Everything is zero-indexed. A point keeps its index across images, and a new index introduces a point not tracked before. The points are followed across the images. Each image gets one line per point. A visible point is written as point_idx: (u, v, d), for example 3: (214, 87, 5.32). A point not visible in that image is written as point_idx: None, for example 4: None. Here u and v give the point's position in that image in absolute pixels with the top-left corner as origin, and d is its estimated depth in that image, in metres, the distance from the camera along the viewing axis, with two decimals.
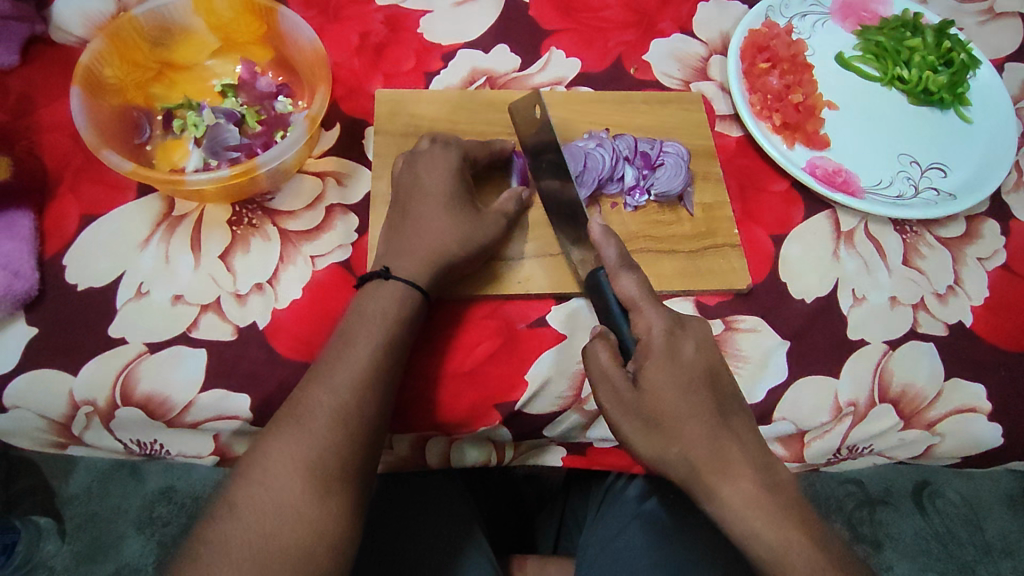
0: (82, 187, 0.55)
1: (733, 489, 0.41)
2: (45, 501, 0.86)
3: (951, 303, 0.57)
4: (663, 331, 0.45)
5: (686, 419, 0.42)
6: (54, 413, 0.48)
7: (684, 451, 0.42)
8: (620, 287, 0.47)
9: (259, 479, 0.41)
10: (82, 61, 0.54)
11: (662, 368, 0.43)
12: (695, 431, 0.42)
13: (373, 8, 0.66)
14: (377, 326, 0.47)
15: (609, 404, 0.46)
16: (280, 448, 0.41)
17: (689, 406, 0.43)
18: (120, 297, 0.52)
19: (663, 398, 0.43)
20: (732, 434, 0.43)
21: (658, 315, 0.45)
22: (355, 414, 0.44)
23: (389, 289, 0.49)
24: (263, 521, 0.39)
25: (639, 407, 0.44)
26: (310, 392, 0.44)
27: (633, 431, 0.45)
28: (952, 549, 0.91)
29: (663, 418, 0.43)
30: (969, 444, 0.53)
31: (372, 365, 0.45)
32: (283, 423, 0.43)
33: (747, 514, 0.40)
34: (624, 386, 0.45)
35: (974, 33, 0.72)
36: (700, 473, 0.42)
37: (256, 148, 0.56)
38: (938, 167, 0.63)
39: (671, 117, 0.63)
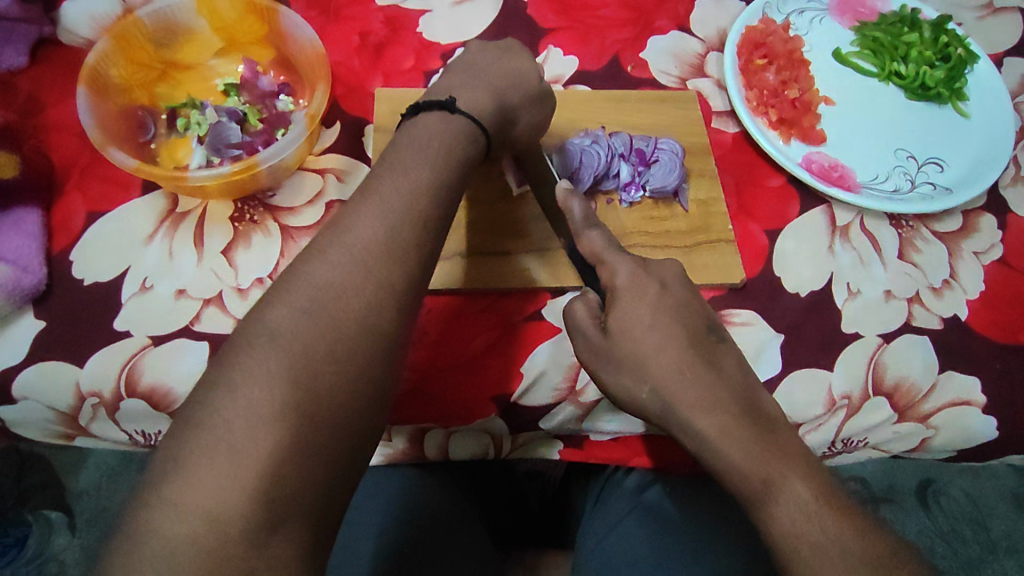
0: (89, 184, 0.57)
1: (708, 418, 0.40)
2: (55, 496, 0.88)
3: (946, 297, 0.57)
4: (627, 275, 0.46)
5: (653, 355, 0.42)
6: (61, 404, 0.50)
7: (657, 388, 0.42)
8: (587, 243, 0.48)
9: (239, 395, 0.33)
10: (88, 61, 0.56)
11: (627, 310, 0.44)
12: (666, 366, 0.42)
13: (373, 8, 0.67)
14: (375, 222, 0.39)
15: (587, 354, 0.47)
16: (264, 359, 0.34)
17: (657, 343, 0.43)
18: (125, 292, 0.53)
19: (629, 338, 0.44)
20: (708, 366, 0.42)
21: (622, 261, 0.46)
22: (350, 322, 0.36)
23: (383, 190, 0.41)
24: (244, 449, 0.32)
25: (611, 354, 0.45)
26: (296, 296, 0.36)
27: (609, 376, 0.46)
28: (955, 546, 0.91)
29: (633, 357, 0.43)
30: (963, 437, 0.54)
31: (370, 265, 0.38)
32: (263, 330, 0.35)
33: (726, 445, 0.39)
34: (595, 333, 0.46)
35: (973, 28, 0.72)
36: (674, 406, 0.41)
37: (257, 145, 0.58)
38: (935, 162, 0.63)
39: (666, 114, 0.64)
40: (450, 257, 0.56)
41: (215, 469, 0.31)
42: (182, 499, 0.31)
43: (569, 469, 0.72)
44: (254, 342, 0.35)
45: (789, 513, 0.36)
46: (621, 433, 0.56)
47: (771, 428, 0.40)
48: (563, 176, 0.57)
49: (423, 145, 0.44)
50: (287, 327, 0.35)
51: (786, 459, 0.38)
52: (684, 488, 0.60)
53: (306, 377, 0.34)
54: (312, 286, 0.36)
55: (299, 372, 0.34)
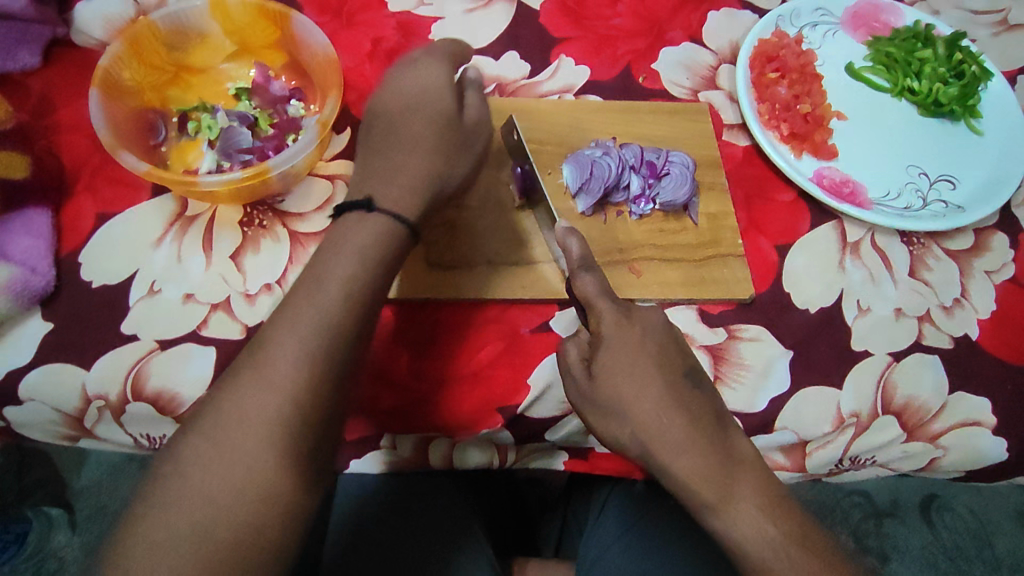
0: (98, 186, 0.57)
1: (681, 463, 0.41)
2: (57, 493, 0.88)
3: (957, 316, 0.57)
4: (613, 323, 0.46)
5: (634, 399, 0.43)
6: (67, 407, 0.50)
7: (636, 432, 0.43)
8: (579, 287, 0.47)
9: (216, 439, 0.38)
10: (101, 64, 0.56)
11: (613, 357, 0.45)
12: (644, 413, 0.43)
13: (386, 14, 0.67)
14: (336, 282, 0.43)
15: (574, 396, 0.47)
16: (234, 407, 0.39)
17: (636, 383, 0.43)
18: (133, 295, 0.53)
19: (612, 383, 0.44)
20: (684, 412, 0.43)
21: (609, 307, 0.46)
22: (301, 380, 0.40)
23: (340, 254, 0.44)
24: (215, 483, 0.38)
25: (596, 398, 0.45)
26: (257, 350, 0.41)
27: (595, 419, 0.46)
28: (957, 562, 0.91)
29: (614, 403, 0.44)
30: (972, 458, 0.53)
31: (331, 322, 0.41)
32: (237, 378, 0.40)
33: (704, 484, 0.40)
34: (582, 377, 0.46)
35: (987, 45, 0.71)
36: (652, 450, 0.42)
37: (268, 151, 0.58)
38: (947, 179, 0.63)
39: (677, 126, 0.64)
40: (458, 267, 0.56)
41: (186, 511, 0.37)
42: (170, 527, 0.37)
43: (572, 479, 0.72)
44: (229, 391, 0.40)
45: (762, 548, 0.39)
46: None
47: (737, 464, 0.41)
48: (582, 197, 0.57)
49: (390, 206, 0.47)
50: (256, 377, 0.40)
51: (755, 495, 0.40)
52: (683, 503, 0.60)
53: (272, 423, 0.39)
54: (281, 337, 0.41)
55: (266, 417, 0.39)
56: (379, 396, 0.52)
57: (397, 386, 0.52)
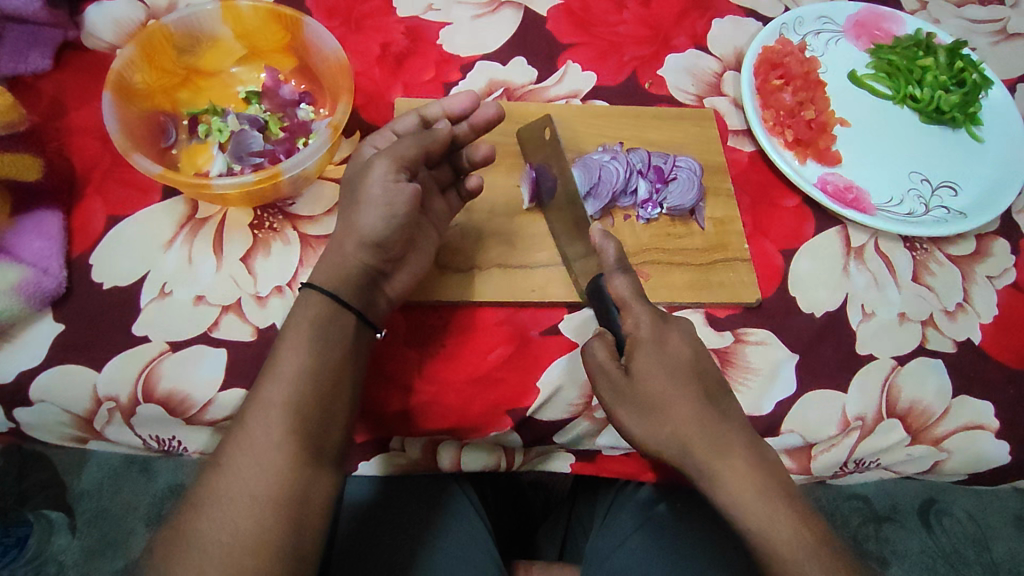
0: (109, 188, 0.57)
1: (725, 462, 0.43)
2: (57, 496, 0.87)
3: (960, 321, 0.58)
4: (651, 324, 0.46)
5: (676, 400, 0.44)
6: (77, 408, 0.50)
7: (676, 431, 0.44)
8: (614, 287, 0.48)
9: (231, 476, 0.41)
10: (114, 67, 0.56)
11: (652, 356, 0.45)
12: (684, 413, 0.44)
13: (394, 19, 0.68)
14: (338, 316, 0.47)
15: (606, 391, 0.47)
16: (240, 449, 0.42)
17: (675, 383, 0.45)
18: (144, 297, 0.53)
19: (652, 382, 0.45)
20: (721, 414, 0.45)
21: (645, 309, 0.47)
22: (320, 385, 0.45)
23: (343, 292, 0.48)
24: (260, 480, 0.41)
25: (635, 395, 0.45)
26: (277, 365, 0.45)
27: (627, 416, 0.46)
28: (957, 567, 0.91)
29: (655, 402, 0.45)
30: (975, 461, 0.54)
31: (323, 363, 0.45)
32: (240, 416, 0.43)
33: (744, 484, 0.42)
34: (618, 373, 0.46)
35: (987, 53, 0.72)
36: (691, 448, 0.44)
37: (279, 154, 0.58)
38: (949, 185, 0.64)
39: (684, 131, 0.64)
40: (467, 271, 0.56)
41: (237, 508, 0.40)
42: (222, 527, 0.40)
43: (578, 481, 0.72)
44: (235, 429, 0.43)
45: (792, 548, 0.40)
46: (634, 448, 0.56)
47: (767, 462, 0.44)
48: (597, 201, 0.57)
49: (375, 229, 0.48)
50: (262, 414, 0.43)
51: (788, 498, 0.42)
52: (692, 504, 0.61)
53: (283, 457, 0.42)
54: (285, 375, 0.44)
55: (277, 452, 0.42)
56: (388, 400, 0.52)
57: (408, 389, 0.52)
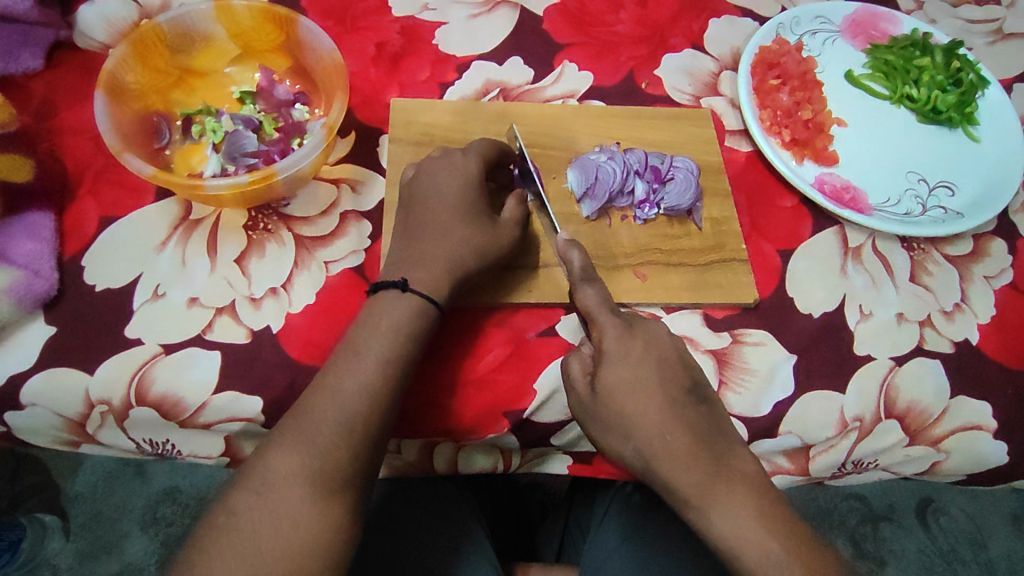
0: (102, 189, 0.56)
1: (685, 478, 0.43)
2: (50, 499, 0.87)
3: (957, 321, 0.58)
4: (614, 336, 0.48)
5: (634, 415, 0.45)
6: (69, 412, 0.49)
7: (638, 447, 0.45)
8: (583, 299, 0.49)
9: (244, 532, 0.40)
10: (106, 67, 0.55)
11: (614, 370, 0.46)
12: (645, 428, 0.45)
13: (390, 19, 0.67)
14: (372, 363, 0.45)
15: (576, 410, 0.49)
16: (256, 504, 0.41)
17: (636, 395, 0.46)
18: (137, 299, 0.52)
19: (614, 397, 0.46)
20: (684, 427, 0.45)
21: (610, 321, 0.48)
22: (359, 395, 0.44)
23: (367, 330, 0.47)
24: (292, 483, 0.41)
25: (597, 412, 0.47)
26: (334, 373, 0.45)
27: (597, 434, 0.47)
28: (955, 567, 0.90)
29: (618, 418, 0.46)
30: (973, 461, 0.54)
31: (353, 415, 0.44)
32: (262, 468, 0.42)
33: (704, 491, 0.42)
34: (585, 391, 0.48)
35: (983, 53, 0.72)
36: (652, 463, 0.44)
37: (273, 155, 0.58)
38: (946, 185, 0.64)
39: (681, 131, 0.64)
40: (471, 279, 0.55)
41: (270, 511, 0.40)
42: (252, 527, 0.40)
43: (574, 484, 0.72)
44: (254, 480, 0.41)
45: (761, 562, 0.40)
46: None
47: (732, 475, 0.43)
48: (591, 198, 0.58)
49: (444, 239, 0.51)
50: (286, 469, 0.41)
51: (753, 499, 0.42)
52: None
53: (303, 518, 0.40)
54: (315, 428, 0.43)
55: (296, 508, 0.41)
56: None
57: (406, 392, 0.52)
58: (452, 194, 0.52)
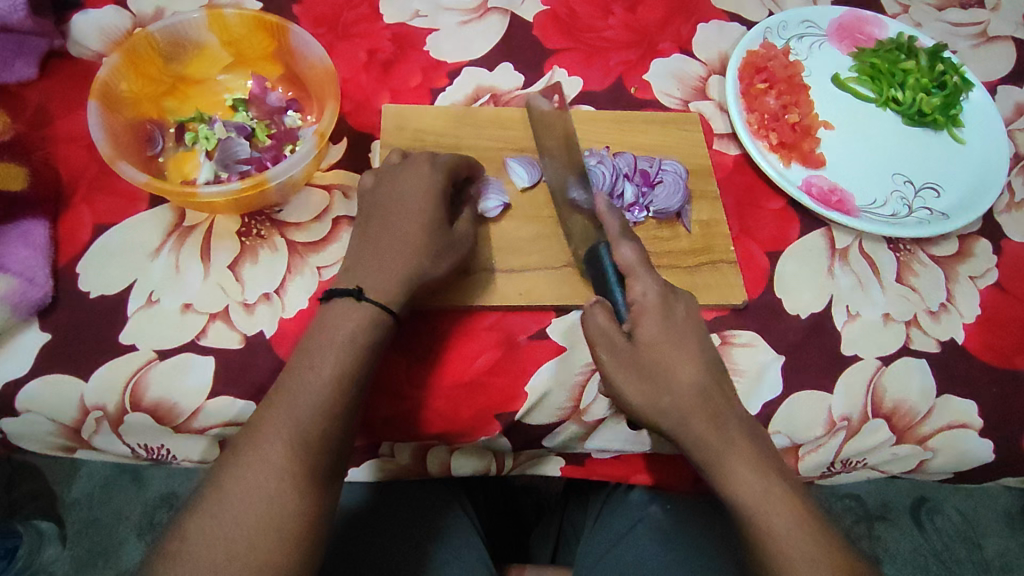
0: (96, 197, 0.57)
1: (715, 434, 0.44)
2: (47, 506, 0.87)
3: (943, 320, 0.58)
4: (657, 294, 0.48)
5: (677, 369, 0.46)
6: (65, 418, 0.50)
7: (676, 400, 0.45)
8: (620, 255, 0.49)
9: (217, 529, 0.40)
10: (99, 76, 0.56)
11: (656, 324, 0.47)
12: (685, 384, 0.45)
13: (381, 26, 0.68)
14: (322, 378, 0.45)
15: (603, 356, 0.47)
16: (216, 525, 0.41)
17: (682, 355, 0.46)
18: (131, 305, 0.53)
19: (656, 350, 0.46)
20: (722, 392, 0.46)
21: (648, 282, 0.48)
22: (328, 391, 0.45)
23: (328, 331, 0.47)
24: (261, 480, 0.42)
25: (638, 360, 0.46)
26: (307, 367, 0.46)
27: (625, 383, 0.46)
28: (947, 564, 0.92)
29: (659, 370, 0.46)
30: (960, 459, 0.55)
31: (307, 430, 0.44)
32: (218, 489, 0.42)
33: (708, 439, 0.44)
34: (620, 338, 0.47)
35: (968, 56, 0.73)
36: (689, 420, 0.45)
37: (266, 161, 0.58)
38: (931, 187, 0.65)
39: (670, 135, 0.65)
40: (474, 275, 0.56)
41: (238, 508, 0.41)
42: (218, 522, 0.41)
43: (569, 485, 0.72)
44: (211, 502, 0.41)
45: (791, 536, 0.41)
46: (624, 451, 0.57)
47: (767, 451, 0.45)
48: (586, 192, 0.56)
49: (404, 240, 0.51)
50: (244, 487, 0.42)
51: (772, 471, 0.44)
52: (681, 504, 0.61)
53: (268, 521, 0.41)
54: (269, 446, 0.43)
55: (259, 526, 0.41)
56: (377, 405, 0.52)
57: (395, 394, 0.52)
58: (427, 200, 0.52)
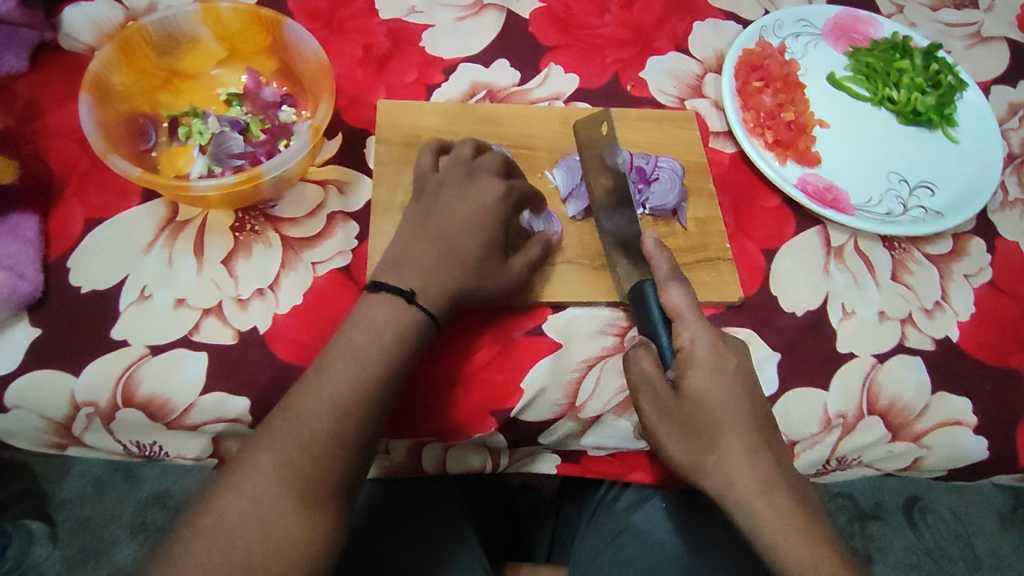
0: (87, 191, 0.56)
1: (765, 498, 0.42)
2: (37, 506, 0.86)
3: (938, 319, 0.58)
4: (706, 344, 0.46)
5: (726, 430, 0.44)
6: (55, 415, 0.49)
7: (722, 461, 0.43)
8: (669, 298, 0.49)
9: (221, 522, 0.39)
10: (92, 69, 0.55)
11: (706, 377, 0.45)
12: (733, 445, 0.44)
13: (377, 21, 0.68)
14: (322, 403, 0.43)
15: (648, 406, 0.47)
16: (206, 554, 0.38)
17: (733, 412, 0.44)
18: (123, 301, 0.52)
19: (706, 408, 0.44)
20: (769, 449, 0.44)
21: (699, 327, 0.47)
22: (343, 393, 0.44)
23: (354, 333, 0.46)
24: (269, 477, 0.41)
25: (682, 414, 0.45)
26: (327, 366, 0.45)
27: (669, 435, 0.46)
28: (942, 564, 0.91)
29: (705, 428, 0.44)
30: (956, 457, 0.55)
31: (319, 427, 0.43)
32: (207, 515, 0.40)
33: (752, 498, 0.43)
34: (665, 389, 0.46)
35: (961, 56, 0.74)
36: (736, 482, 0.43)
37: (260, 156, 0.58)
38: (926, 185, 0.65)
39: (666, 133, 0.65)
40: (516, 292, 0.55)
41: (240, 505, 0.40)
42: (221, 516, 0.40)
43: (563, 484, 0.72)
44: (199, 527, 0.39)
45: None
46: (619, 448, 0.57)
47: (811, 508, 0.44)
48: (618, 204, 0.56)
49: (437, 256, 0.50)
50: (234, 515, 0.40)
51: (815, 533, 0.42)
52: (678, 503, 0.60)
53: (272, 519, 0.40)
54: (263, 475, 0.41)
55: (248, 559, 0.39)
56: None
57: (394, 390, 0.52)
58: (461, 215, 0.52)
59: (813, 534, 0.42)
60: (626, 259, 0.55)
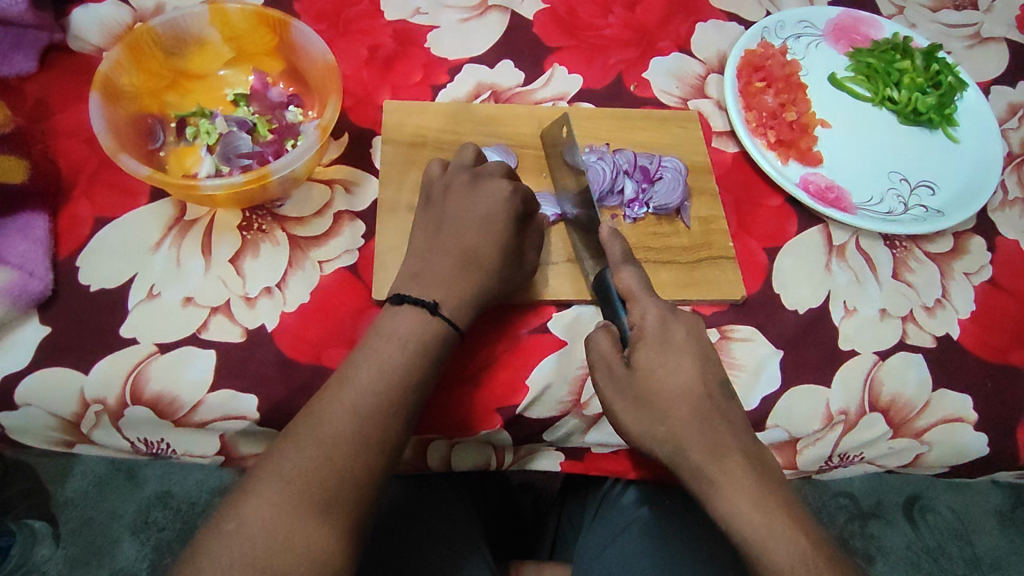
0: (96, 190, 0.57)
1: (716, 465, 0.43)
2: (41, 505, 0.86)
3: (939, 316, 0.59)
4: (655, 317, 0.47)
5: (672, 400, 0.45)
6: (64, 412, 0.50)
7: (671, 429, 0.44)
8: (621, 279, 0.49)
9: (239, 525, 0.39)
10: (101, 70, 0.56)
11: (654, 352, 0.46)
12: (682, 414, 0.44)
13: (382, 23, 0.68)
14: (339, 408, 0.44)
15: (604, 384, 0.48)
16: (224, 559, 0.38)
17: (682, 382, 0.45)
18: (132, 298, 0.53)
19: (653, 379, 0.46)
20: (722, 419, 0.45)
21: (652, 301, 0.48)
22: (361, 397, 0.44)
23: (372, 343, 0.47)
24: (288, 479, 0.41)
25: (632, 387, 0.46)
26: (348, 374, 0.45)
27: (623, 410, 0.47)
28: (942, 563, 0.92)
29: (653, 399, 0.45)
30: (957, 453, 0.55)
31: (338, 432, 0.43)
32: (226, 521, 0.40)
33: (705, 465, 0.43)
34: (618, 365, 0.47)
35: (961, 57, 0.75)
36: (686, 449, 0.44)
37: (267, 156, 0.58)
38: (927, 185, 0.65)
39: (669, 133, 0.65)
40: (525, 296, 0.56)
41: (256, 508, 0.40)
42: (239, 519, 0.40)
43: (566, 482, 0.73)
44: (216, 534, 0.39)
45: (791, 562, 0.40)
46: (623, 445, 0.57)
47: (772, 478, 0.43)
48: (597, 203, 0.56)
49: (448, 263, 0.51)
50: (251, 521, 0.40)
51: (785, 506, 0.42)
52: (681, 502, 0.61)
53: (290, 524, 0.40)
54: (280, 481, 0.41)
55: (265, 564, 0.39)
56: None
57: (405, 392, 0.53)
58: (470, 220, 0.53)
59: (769, 501, 0.42)
60: (589, 251, 0.56)
